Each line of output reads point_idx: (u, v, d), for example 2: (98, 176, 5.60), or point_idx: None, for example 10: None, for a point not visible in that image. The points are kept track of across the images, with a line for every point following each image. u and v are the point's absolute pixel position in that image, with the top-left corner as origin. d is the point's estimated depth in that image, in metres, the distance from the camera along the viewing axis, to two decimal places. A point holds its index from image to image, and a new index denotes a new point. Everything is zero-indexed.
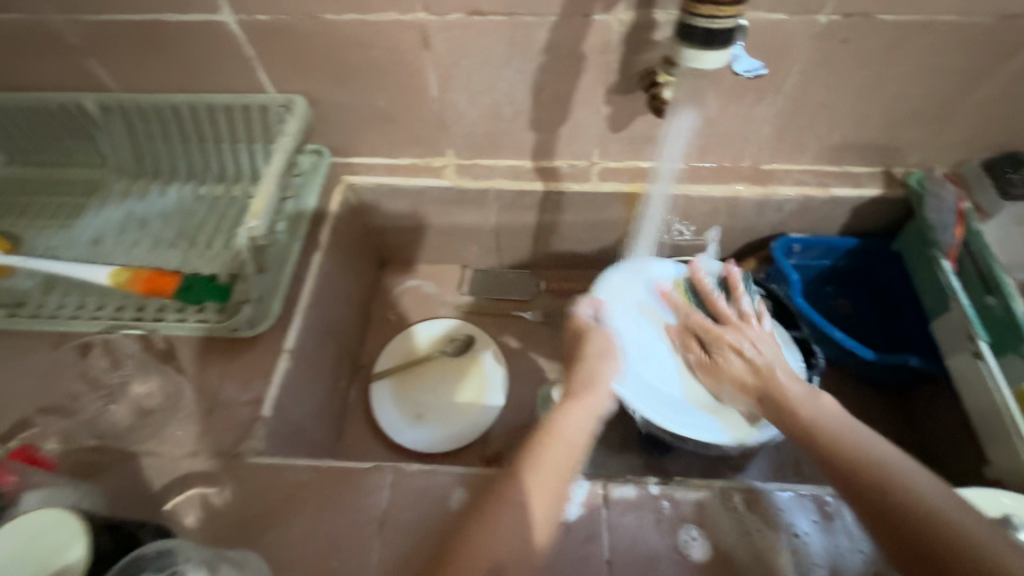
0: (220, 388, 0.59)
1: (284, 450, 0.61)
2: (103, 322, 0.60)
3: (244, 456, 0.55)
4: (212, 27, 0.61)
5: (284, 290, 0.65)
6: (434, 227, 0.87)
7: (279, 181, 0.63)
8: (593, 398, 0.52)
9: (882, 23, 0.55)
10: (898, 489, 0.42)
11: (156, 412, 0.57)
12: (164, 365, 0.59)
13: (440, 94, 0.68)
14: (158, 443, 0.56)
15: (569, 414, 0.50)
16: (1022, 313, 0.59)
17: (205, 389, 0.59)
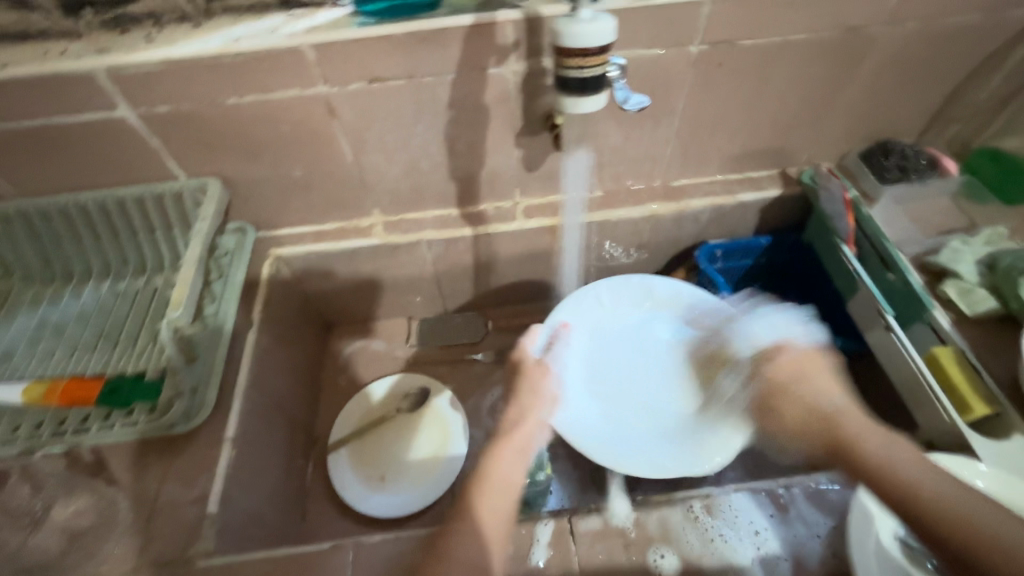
0: (158, 492, 0.56)
1: (237, 545, 0.57)
2: (20, 443, 0.56)
3: (193, 561, 0.52)
4: (112, 124, 0.60)
5: (219, 375, 0.62)
6: (372, 285, 0.87)
7: (200, 265, 0.62)
8: (523, 432, 0.58)
9: (746, 46, 0.61)
10: (952, 510, 0.42)
11: (89, 530, 0.53)
12: (93, 479, 0.55)
13: (355, 158, 0.69)
14: (93, 565, 0.52)
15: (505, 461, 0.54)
16: (917, 285, 0.65)
17: (142, 495, 0.55)
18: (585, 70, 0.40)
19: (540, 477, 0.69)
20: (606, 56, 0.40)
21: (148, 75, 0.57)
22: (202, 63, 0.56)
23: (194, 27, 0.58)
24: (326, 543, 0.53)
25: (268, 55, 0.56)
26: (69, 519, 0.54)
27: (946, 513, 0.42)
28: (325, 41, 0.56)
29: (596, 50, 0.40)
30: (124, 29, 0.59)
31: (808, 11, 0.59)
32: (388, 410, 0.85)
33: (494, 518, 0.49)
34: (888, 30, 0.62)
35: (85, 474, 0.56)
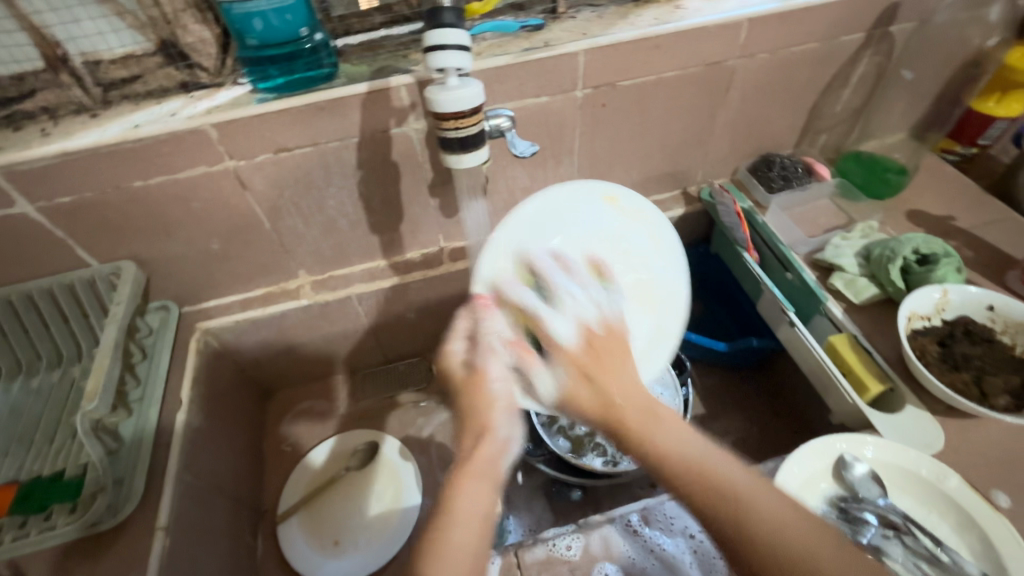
0: None
1: None
2: None
3: None
4: (12, 221, 0.59)
5: (148, 462, 0.60)
6: (309, 345, 0.87)
7: (117, 351, 0.60)
8: (489, 471, 0.42)
9: (624, 87, 0.68)
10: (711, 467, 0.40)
11: None
12: None
13: (273, 224, 0.70)
14: None
15: (468, 492, 0.40)
16: (811, 281, 0.71)
17: None
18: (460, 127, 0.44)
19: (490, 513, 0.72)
20: (478, 116, 0.44)
21: (45, 169, 0.57)
22: (102, 152, 0.57)
23: (92, 117, 0.59)
24: None
25: (169, 138, 0.58)
26: None
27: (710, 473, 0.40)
28: (226, 119, 0.58)
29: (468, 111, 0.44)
30: (17, 126, 0.59)
31: (671, 53, 0.66)
32: (338, 470, 0.83)
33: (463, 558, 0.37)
34: (744, 62, 0.70)
35: None
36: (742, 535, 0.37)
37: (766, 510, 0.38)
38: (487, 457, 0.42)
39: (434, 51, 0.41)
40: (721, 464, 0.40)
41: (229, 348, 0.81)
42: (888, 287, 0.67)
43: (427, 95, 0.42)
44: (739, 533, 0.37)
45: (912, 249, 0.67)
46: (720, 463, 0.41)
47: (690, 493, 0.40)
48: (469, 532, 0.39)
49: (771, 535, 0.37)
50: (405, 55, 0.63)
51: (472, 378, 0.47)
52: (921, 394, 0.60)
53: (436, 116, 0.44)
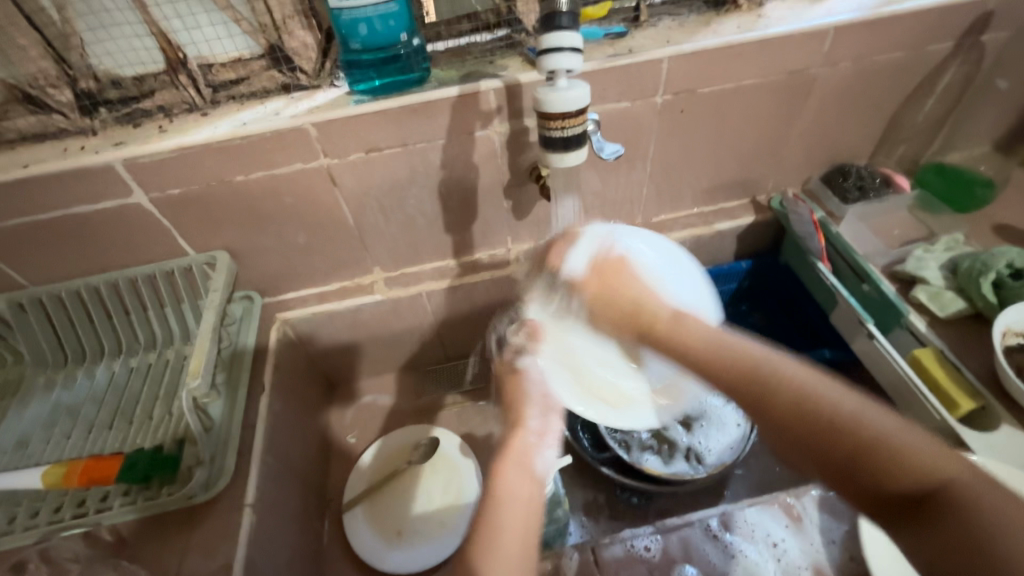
0: (183, 564, 0.56)
1: None
2: (38, 529, 0.55)
3: None
4: (127, 210, 0.64)
5: (237, 440, 0.63)
6: (375, 340, 0.89)
7: (214, 334, 0.64)
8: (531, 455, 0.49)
9: (704, 94, 0.68)
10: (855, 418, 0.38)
11: None
12: (117, 558, 0.56)
13: (356, 221, 0.73)
14: None
15: (508, 473, 0.47)
16: (891, 293, 0.69)
17: (166, 570, 0.55)
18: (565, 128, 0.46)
19: (559, 514, 0.68)
20: (584, 116, 0.46)
21: (162, 163, 0.61)
22: (213, 147, 0.61)
23: (202, 116, 0.64)
24: None
25: (273, 137, 0.61)
26: None
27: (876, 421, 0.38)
28: (325, 119, 0.61)
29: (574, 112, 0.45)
30: (137, 122, 0.64)
31: (753, 61, 0.66)
32: (400, 463, 0.85)
33: (513, 535, 0.42)
34: (826, 71, 0.70)
35: (108, 553, 0.56)
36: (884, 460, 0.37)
37: (918, 456, 0.36)
38: (519, 451, 0.49)
39: (550, 54, 0.42)
40: (844, 401, 0.40)
41: (303, 339, 0.84)
42: (978, 301, 0.65)
43: (539, 96, 0.44)
44: (857, 470, 0.38)
45: (1007, 263, 0.65)
46: (880, 421, 0.38)
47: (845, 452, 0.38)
48: (513, 510, 0.44)
49: (931, 462, 0.36)
50: (492, 61, 0.66)
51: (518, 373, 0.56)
52: (1016, 413, 0.57)
53: (542, 116, 0.46)
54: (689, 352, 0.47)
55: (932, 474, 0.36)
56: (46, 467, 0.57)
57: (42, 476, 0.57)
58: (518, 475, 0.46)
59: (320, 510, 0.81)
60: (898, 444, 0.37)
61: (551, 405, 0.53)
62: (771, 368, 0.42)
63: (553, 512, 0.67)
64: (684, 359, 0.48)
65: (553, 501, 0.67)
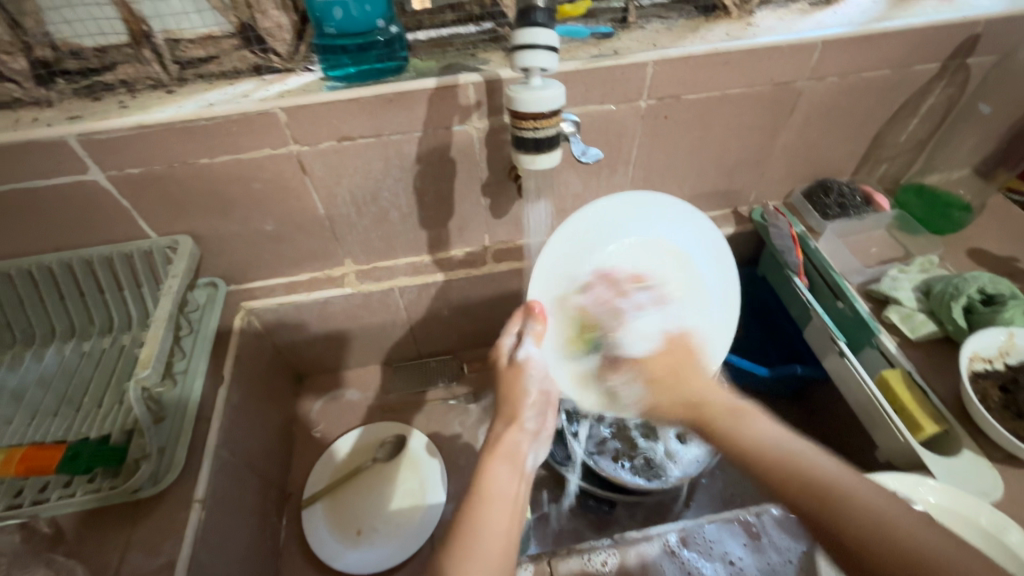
0: (122, 561, 0.53)
1: None
2: None
3: None
4: (82, 187, 0.61)
5: (189, 434, 0.61)
6: (345, 333, 0.87)
7: (169, 322, 0.61)
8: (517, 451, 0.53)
9: (689, 100, 0.67)
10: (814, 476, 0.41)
11: None
12: (53, 552, 0.53)
13: (327, 211, 0.71)
14: None
15: (496, 471, 0.49)
16: (865, 312, 0.69)
17: (105, 566, 0.53)
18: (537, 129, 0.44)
19: None
20: (556, 117, 0.44)
21: (121, 141, 0.58)
22: (175, 127, 0.58)
23: (167, 93, 0.61)
24: None
25: (240, 119, 0.59)
26: None
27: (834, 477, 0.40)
28: (295, 103, 0.58)
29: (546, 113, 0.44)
30: (96, 96, 0.60)
31: (739, 70, 0.65)
32: (364, 461, 0.84)
33: (497, 533, 0.43)
34: (813, 84, 0.69)
35: (44, 547, 0.53)
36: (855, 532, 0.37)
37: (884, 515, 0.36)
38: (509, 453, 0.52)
39: (523, 51, 0.41)
40: (818, 462, 0.42)
41: (269, 329, 0.82)
42: (948, 325, 0.65)
43: (511, 94, 0.42)
44: (847, 548, 0.37)
45: (979, 288, 0.65)
46: (851, 483, 0.39)
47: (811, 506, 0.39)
48: (498, 510, 0.45)
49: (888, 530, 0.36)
50: (473, 54, 0.64)
51: (512, 369, 0.58)
52: (979, 439, 0.57)
53: (514, 116, 0.44)
54: (704, 409, 0.51)
55: (890, 544, 0.35)
56: None
57: None
58: (505, 473, 0.49)
59: (279, 505, 0.79)
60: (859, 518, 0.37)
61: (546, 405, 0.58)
62: (762, 437, 0.46)
63: None
64: (698, 412, 0.51)
65: None
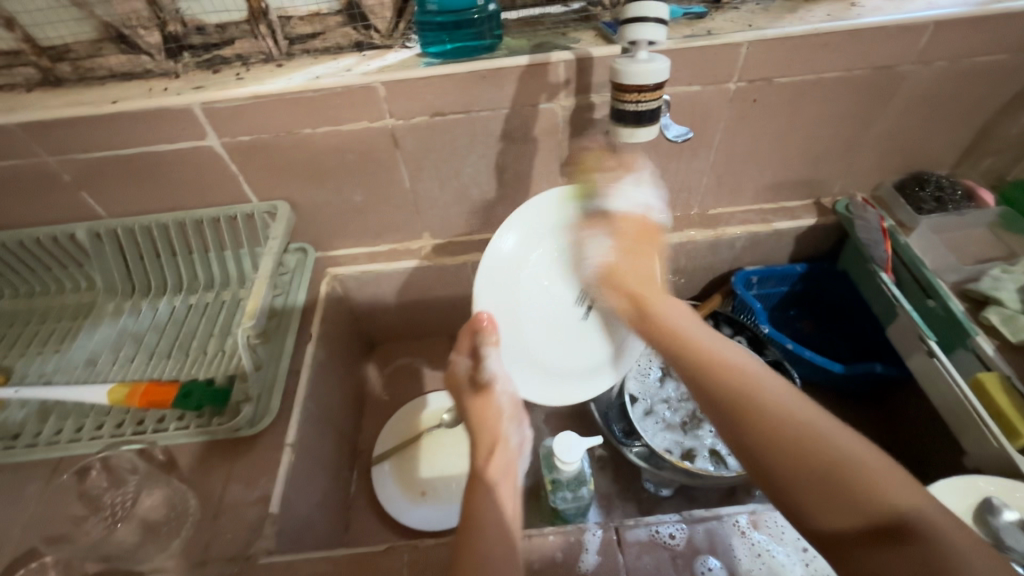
0: (225, 489, 0.59)
1: (292, 549, 0.60)
2: (100, 440, 0.60)
3: (255, 558, 0.54)
4: (200, 151, 0.67)
5: (283, 383, 0.66)
6: (416, 305, 0.91)
7: (270, 280, 0.66)
8: (504, 462, 0.51)
9: (781, 84, 0.65)
10: (828, 451, 0.37)
11: (161, 525, 0.56)
12: (168, 476, 0.59)
13: (412, 184, 0.74)
14: (164, 556, 0.54)
15: (488, 486, 0.48)
16: (959, 311, 0.66)
17: (210, 493, 0.58)
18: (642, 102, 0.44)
19: (582, 493, 0.67)
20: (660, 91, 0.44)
21: (237, 109, 0.63)
22: (285, 98, 0.63)
23: (277, 67, 0.65)
24: (380, 544, 0.55)
25: (343, 92, 0.62)
26: (148, 511, 0.57)
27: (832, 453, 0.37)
28: (394, 78, 0.62)
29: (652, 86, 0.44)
30: (216, 69, 0.66)
31: (839, 52, 0.63)
32: (429, 426, 0.87)
33: (497, 529, 0.43)
34: (918, 68, 0.65)
35: (161, 470, 0.59)
36: (800, 479, 0.38)
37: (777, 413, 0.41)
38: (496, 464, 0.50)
39: (633, 23, 0.41)
40: (791, 410, 0.40)
41: (349, 296, 0.87)
42: None
43: (616, 66, 0.43)
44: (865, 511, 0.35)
45: None
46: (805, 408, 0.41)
47: (815, 479, 0.37)
48: (481, 521, 0.44)
49: (792, 415, 0.40)
50: (564, 32, 0.64)
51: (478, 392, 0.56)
52: None
53: (617, 88, 0.45)
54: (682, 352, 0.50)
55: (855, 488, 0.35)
56: (111, 384, 0.62)
57: (107, 391, 0.61)
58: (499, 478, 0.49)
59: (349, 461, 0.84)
60: (781, 418, 0.40)
61: (520, 417, 0.57)
62: (738, 397, 0.43)
63: (576, 490, 0.66)
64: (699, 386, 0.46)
65: (577, 480, 0.65)
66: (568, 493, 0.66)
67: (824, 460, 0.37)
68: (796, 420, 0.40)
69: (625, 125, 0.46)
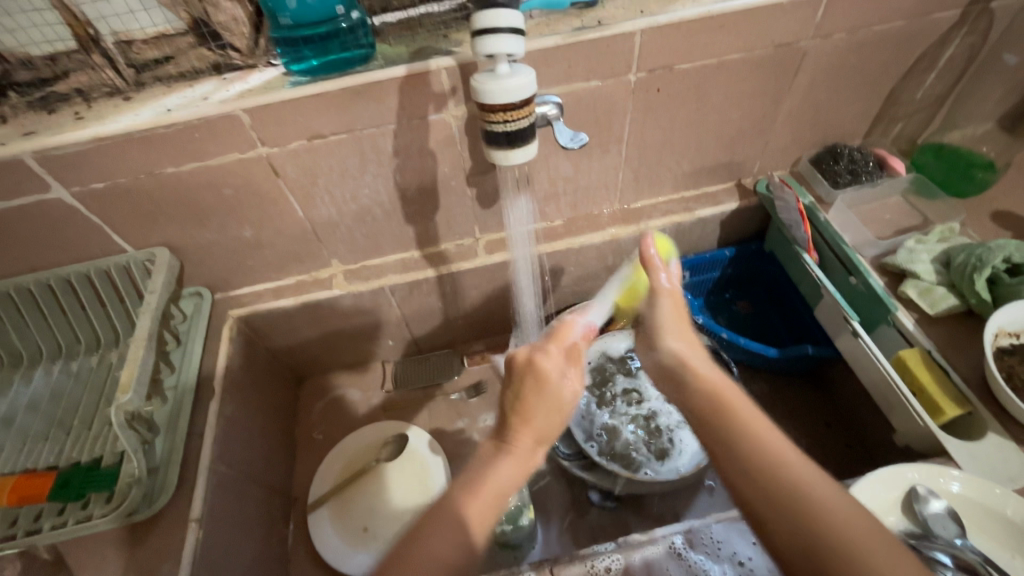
0: None
1: None
2: None
3: None
4: (46, 205, 0.58)
5: (180, 452, 0.60)
6: (340, 333, 0.85)
7: (150, 342, 0.59)
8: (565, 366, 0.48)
9: (683, 70, 0.62)
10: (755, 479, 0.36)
11: None
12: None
13: (307, 214, 0.68)
14: None
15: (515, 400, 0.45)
16: (879, 287, 0.64)
17: None
18: (511, 121, 0.41)
19: None
20: (528, 110, 0.41)
21: (79, 155, 0.55)
22: (134, 137, 0.55)
23: (125, 100, 0.57)
24: None
25: (201, 124, 0.55)
26: None
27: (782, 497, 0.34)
28: (257, 104, 0.55)
29: (518, 103, 0.41)
30: (52, 108, 0.57)
31: (737, 32, 0.59)
32: (368, 461, 0.82)
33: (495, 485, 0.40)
34: (817, 43, 0.63)
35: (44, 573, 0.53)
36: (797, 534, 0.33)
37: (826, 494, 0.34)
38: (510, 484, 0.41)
39: (485, 36, 0.37)
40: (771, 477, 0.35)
41: (260, 335, 0.79)
42: (971, 300, 0.60)
43: (474, 85, 0.39)
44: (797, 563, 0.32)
45: (1004, 258, 0.59)
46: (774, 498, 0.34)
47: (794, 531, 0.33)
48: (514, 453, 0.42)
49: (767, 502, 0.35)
50: (445, 35, 0.59)
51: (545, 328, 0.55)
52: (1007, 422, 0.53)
53: (480, 107, 0.41)
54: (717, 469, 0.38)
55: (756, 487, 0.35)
56: None
57: None
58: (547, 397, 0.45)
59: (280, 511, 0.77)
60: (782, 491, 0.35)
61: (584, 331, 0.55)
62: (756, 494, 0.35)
63: None
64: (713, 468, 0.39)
65: None
66: None
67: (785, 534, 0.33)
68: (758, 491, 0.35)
69: (498, 147, 0.43)
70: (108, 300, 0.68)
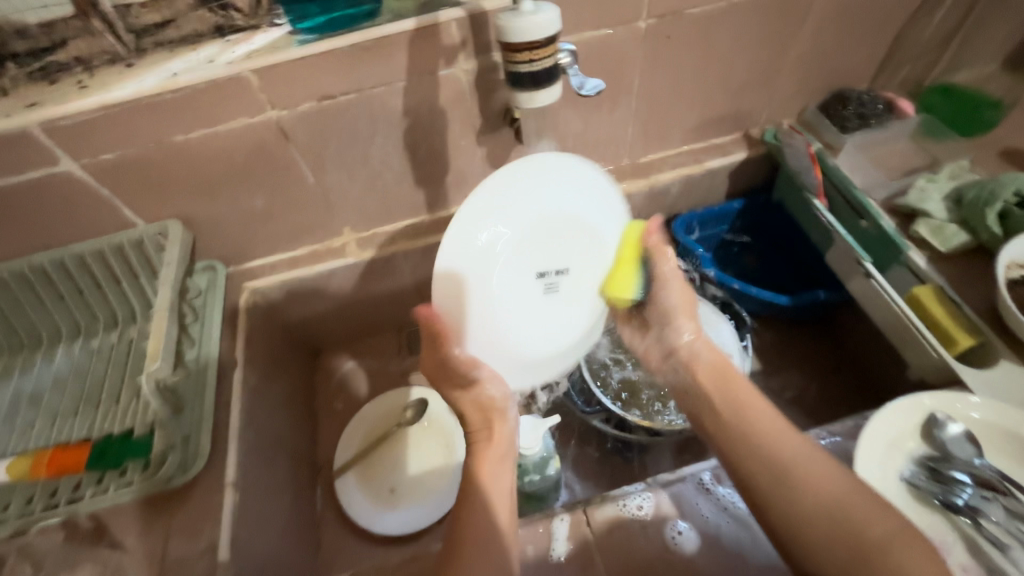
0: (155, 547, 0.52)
1: None
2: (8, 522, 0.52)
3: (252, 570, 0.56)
4: (59, 180, 0.57)
5: (209, 423, 0.58)
6: (434, 274, 0.80)
7: (171, 312, 0.58)
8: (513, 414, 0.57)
9: None
10: (822, 505, 0.41)
11: None
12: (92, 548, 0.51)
13: (404, 162, 0.68)
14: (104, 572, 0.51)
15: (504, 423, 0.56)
16: None
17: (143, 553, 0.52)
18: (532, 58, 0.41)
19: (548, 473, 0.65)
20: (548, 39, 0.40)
21: (91, 123, 0.53)
22: (143, 103, 0.53)
23: (127, 68, 0.55)
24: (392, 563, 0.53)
25: (209, 88, 0.54)
26: None
27: (808, 498, 0.42)
28: (329, 48, 0.54)
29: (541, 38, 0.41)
30: (117, 61, 0.56)
31: None
32: (391, 425, 0.82)
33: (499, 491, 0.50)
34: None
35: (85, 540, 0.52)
36: (828, 541, 0.40)
37: (829, 491, 0.42)
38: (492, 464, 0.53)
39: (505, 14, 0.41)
40: (874, 526, 0.39)
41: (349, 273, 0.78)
42: None
43: (502, 27, 0.41)
44: (847, 559, 0.39)
45: None
46: (857, 504, 0.40)
47: (840, 547, 0.39)
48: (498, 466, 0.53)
49: (851, 523, 0.39)
50: None
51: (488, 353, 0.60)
52: None
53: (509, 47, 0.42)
54: (788, 509, 0.43)
55: (813, 516, 0.41)
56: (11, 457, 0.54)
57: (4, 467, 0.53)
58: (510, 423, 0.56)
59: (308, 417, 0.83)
60: (817, 499, 0.42)
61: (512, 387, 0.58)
62: (843, 519, 0.40)
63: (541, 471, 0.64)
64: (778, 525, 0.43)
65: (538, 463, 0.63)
66: (535, 476, 0.64)
67: (846, 547, 0.39)
68: (850, 525, 0.39)
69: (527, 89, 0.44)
70: (258, 200, 0.67)
